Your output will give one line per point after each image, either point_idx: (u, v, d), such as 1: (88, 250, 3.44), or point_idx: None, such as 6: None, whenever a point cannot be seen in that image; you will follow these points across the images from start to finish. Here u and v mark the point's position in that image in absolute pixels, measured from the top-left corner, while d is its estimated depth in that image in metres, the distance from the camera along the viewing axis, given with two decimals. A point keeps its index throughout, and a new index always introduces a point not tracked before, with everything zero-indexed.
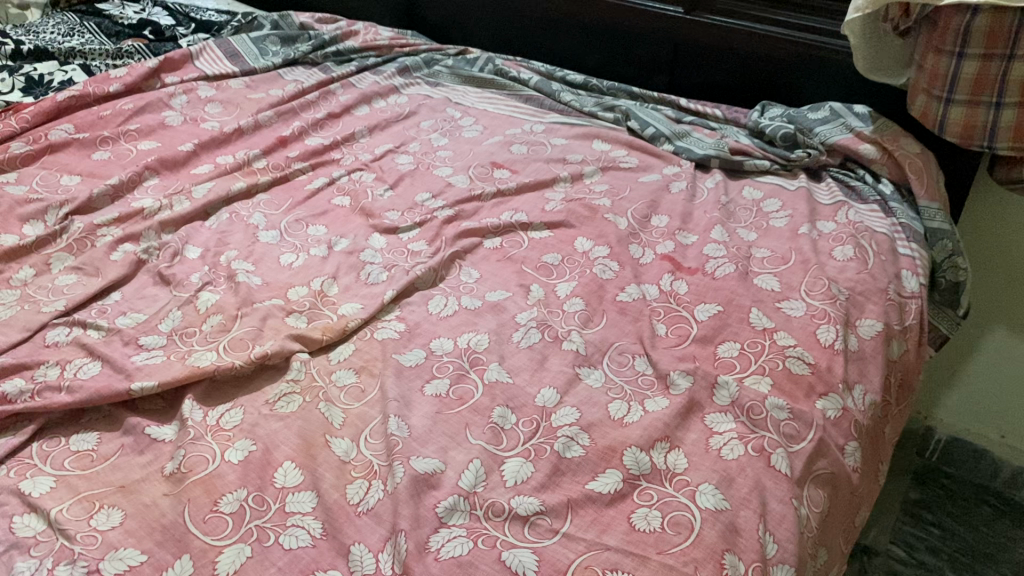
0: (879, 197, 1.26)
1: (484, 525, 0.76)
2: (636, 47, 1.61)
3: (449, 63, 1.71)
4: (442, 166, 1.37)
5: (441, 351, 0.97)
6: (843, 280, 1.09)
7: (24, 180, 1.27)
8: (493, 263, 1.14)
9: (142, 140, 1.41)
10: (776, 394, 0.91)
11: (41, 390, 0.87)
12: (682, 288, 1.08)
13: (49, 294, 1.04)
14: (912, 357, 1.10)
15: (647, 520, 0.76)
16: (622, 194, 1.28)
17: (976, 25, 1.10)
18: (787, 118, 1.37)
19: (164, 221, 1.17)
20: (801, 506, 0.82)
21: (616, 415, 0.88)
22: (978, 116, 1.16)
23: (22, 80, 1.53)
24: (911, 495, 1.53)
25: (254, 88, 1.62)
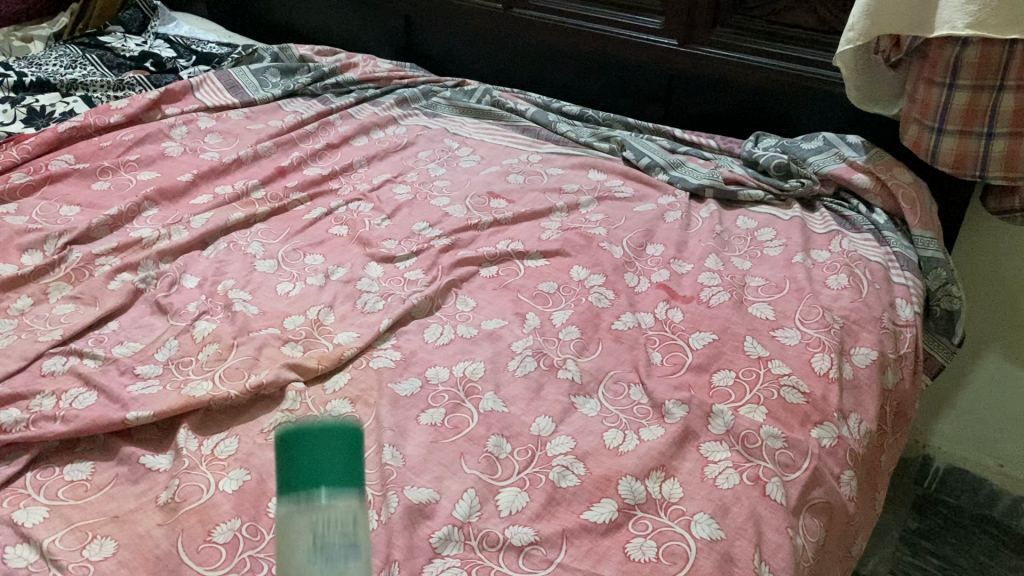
0: (873, 226, 1.27)
1: (478, 555, 0.75)
2: (632, 79, 1.62)
3: (446, 95, 1.72)
4: (439, 196, 1.38)
5: (437, 380, 0.97)
6: (837, 308, 1.09)
7: (23, 211, 1.28)
8: (489, 292, 1.14)
9: (142, 170, 1.42)
10: (771, 422, 0.92)
11: (36, 419, 0.87)
12: (677, 316, 1.09)
13: (47, 323, 1.04)
14: (907, 387, 1.10)
15: (642, 550, 0.76)
16: (618, 224, 1.29)
17: (966, 57, 1.11)
18: (780, 148, 1.38)
19: (162, 251, 1.18)
20: (797, 536, 0.82)
21: (611, 444, 0.88)
22: (969, 146, 1.17)
23: (24, 111, 1.55)
24: (910, 524, 1.52)
25: (254, 119, 1.63)
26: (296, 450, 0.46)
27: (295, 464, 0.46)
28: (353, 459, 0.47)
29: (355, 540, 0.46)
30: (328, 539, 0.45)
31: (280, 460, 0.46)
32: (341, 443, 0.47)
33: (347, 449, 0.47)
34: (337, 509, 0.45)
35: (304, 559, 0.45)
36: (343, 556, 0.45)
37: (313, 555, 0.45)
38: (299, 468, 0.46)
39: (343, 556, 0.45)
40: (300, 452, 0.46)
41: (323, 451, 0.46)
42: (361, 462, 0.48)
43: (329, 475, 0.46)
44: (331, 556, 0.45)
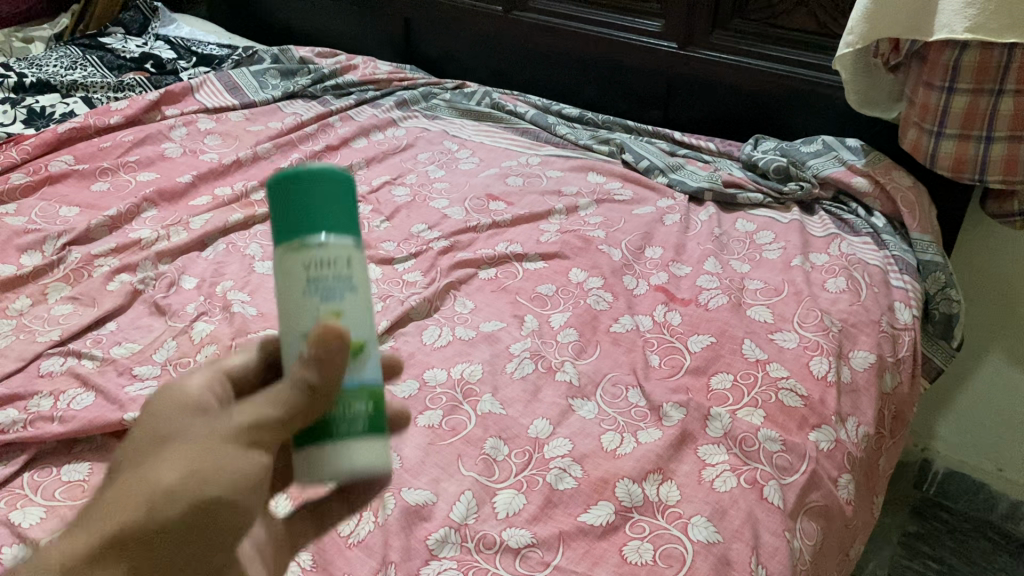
0: (872, 229, 1.27)
1: (475, 557, 0.75)
2: (631, 82, 1.63)
3: (446, 97, 1.72)
4: (438, 198, 1.38)
5: (435, 382, 0.97)
6: (836, 311, 1.09)
7: (22, 211, 1.28)
8: (488, 293, 1.14)
9: (141, 171, 1.42)
10: (768, 426, 0.92)
11: (34, 420, 0.88)
12: (676, 319, 1.09)
13: (45, 324, 1.04)
14: (905, 390, 1.10)
15: (639, 552, 0.76)
16: (617, 226, 1.29)
17: (964, 61, 1.11)
18: (779, 151, 1.39)
19: (161, 252, 1.18)
20: (795, 539, 0.82)
21: (609, 447, 0.88)
22: (968, 150, 1.17)
23: (24, 112, 1.55)
24: (909, 528, 1.52)
25: (254, 121, 1.63)
26: (289, 194, 0.49)
27: (290, 203, 0.49)
28: (344, 199, 0.51)
29: (349, 274, 0.49)
30: (323, 271, 0.48)
31: (276, 207, 0.50)
32: (332, 183, 0.50)
33: (338, 192, 0.50)
34: (333, 244, 0.49)
35: (302, 291, 0.48)
36: (338, 292, 0.49)
37: (310, 290, 0.48)
38: (292, 205, 0.49)
39: (338, 291, 0.49)
40: (293, 194, 0.49)
41: (316, 189, 0.49)
42: (351, 205, 0.51)
43: (323, 215, 0.49)
44: (329, 281, 0.48)
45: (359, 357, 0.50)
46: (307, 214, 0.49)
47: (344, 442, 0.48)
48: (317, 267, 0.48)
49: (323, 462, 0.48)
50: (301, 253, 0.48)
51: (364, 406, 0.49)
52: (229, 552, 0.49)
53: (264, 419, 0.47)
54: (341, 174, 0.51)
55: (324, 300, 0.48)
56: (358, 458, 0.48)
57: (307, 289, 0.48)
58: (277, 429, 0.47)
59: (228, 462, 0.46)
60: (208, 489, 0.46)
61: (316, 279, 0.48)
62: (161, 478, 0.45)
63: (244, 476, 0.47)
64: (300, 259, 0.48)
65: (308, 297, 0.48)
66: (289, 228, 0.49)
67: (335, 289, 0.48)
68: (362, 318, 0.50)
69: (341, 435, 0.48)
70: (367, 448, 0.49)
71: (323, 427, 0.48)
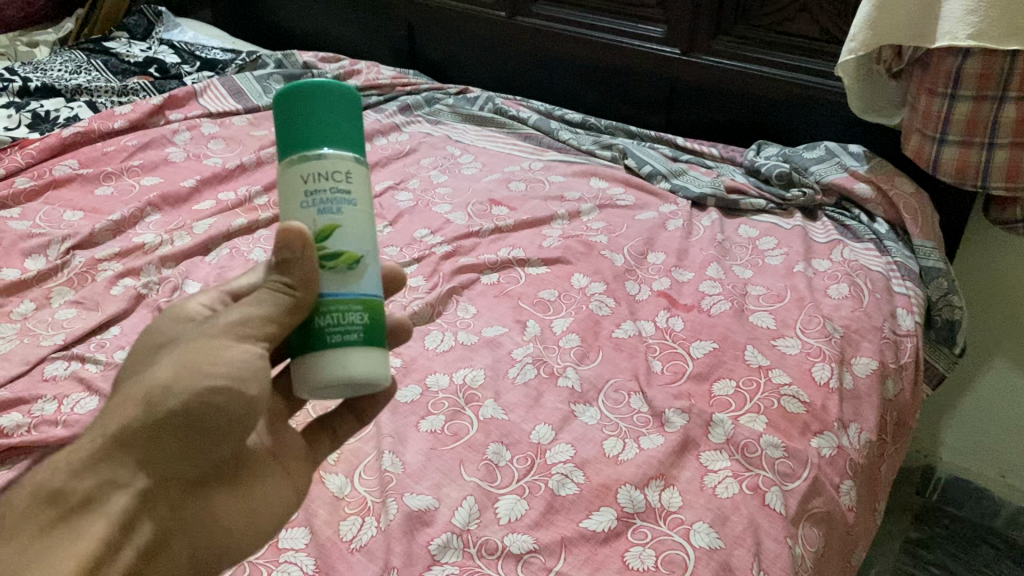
0: (874, 236, 1.27)
1: (477, 563, 0.75)
2: (634, 88, 1.63)
3: (449, 102, 1.73)
4: (441, 203, 1.39)
5: (437, 387, 0.97)
6: (838, 318, 1.09)
7: (26, 215, 1.28)
8: (490, 298, 1.14)
9: (145, 176, 1.42)
10: (771, 432, 0.92)
11: (37, 424, 0.88)
12: (678, 324, 1.09)
13: (49, 328, 1.04)
14: (908, 397, 1.10)
15: (642, 558, 0.76)
16: (619, 231, 1.29)
17: (967, 68, 1.11)
18: (782, 157, 1.39)
19: (164, 257, 1.18)
20: (796, 546, 0.82)
21: (611, 453, 0.88)
22: (971, 157, 1.17)
23: (28, 116, 1.56)
24: (911, 535, 1.52)
25: (257, 125, 1.64)
26: (294, 114, 0.56)
27: (294, 123, 0.56)
28: (345, 117, 0.57)
29: (347, 187, 0.56)
30: (321, 182, 0.55)
31: (283, 126, 0.56)
32: (334, 103, 0.56)
33: (338, 114, 0.56)
34: (331, 158, 0.55)
35: (301, 201, 0.55)
36: (332, 202, 0.55)
37: (308, 200, 0.55)
38: (296, 120, 0.56)
39: (332, 202, 0.55)
40: (298, 114, 0.56)
41: (319, 107, 0.56)
42: (355, 124, 0.58)
43: (322, 135, 0.56)
44: (325, 192, 0.55)
45: (353, 265, 0.56)
46: (309, 128, 0.56)
47: (338, 347, 0.54)
48: (315, 178, 0.55)
49: (317, 362, 0.54)
50: (302, 165, 0.55)
51: (357, 315, 0.55)
52: (230, 437, 0.57)
53: (254, 316, 0.55)
54: (346, 90, 0.58)
55: (321, 209, 0.55)
56: (348, 361, 0.54)
57: (306, 199, 0.55)
58: (265, 325, 0.55)
59: (220, 355, 0.54)
60: (203, 379, 0.53)
61: (314, 189, 0.55)
62: (160, 377, 0.53)
63: (238, 362, 0.54)
64: (302, 171, 0.55)
65: (306, 206, 0.55)
66: (293, 143, 0.56)
67: (331, 200, 0.55)
68: (359, 230, 0.56)
69: (334, 342, 0.54)
70: (359, 352, 0.55)
71: (318, 333, 0.55)
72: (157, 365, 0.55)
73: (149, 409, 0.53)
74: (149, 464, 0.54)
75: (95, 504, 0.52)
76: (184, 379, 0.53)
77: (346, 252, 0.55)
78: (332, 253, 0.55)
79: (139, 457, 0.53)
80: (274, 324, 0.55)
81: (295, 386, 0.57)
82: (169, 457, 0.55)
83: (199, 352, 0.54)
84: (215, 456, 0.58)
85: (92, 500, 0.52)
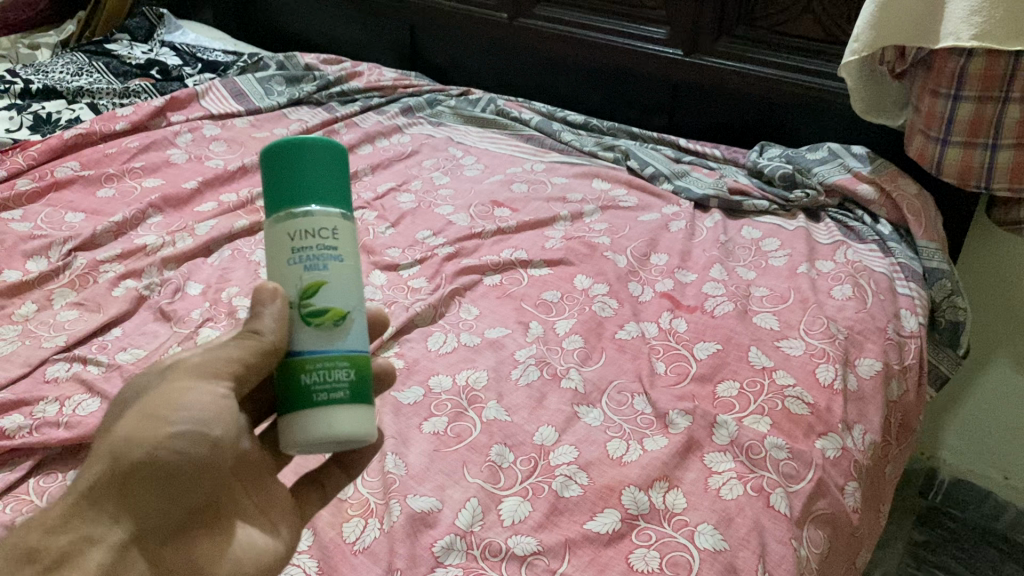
0: (877, 237, 1.26)
1: (481, 565, 0.75)
2: (636, 89, 1.63)
3: (451, 104, 1.73)
4: (443, 205, 1.38)
5: (440, 389, 0.97)
6: (842, 319, 1.09)
7: (28, 217, 1.28)
8: (492, 300, 1.14)
9: (147, 177, 1.42)
10: (775, 433, 0.91)
11: (39, 425, 0.87)
12: (681, 326, 1.08)
13: (51, 330, 1.04)
14: (912, 398, 1.10)
15: (646, 560, 0.76)
16: (621, 233, 1.29)
17: (970, 68, 1.11)
18: (785, 159, 1.38)
19: (166, 258, 1.18)
20: (801, 547, 0.81)
21: (615, 454, 0.87)
22: (974, 157, 1.17)
23: (30, 118, 1.56)
24: (916, 537, 1.52)
25: (259, 127, 1.63)
26: (280, 173, 0.56)
27: (280, 182, 0.56)
28: (331, 170, 0.57)
29: (334, 243, 0.56)
30: (308, 240, 0.55)
31: (270, 184, 0.57)
32: (320, 158, 0.57)
33: (325, 168, 0.57)
34: (317, 215, 0.55)
35: (286, 259, 0.55)
36: (318, 261, 0.55)
37: (293, 259, 0.55)
38: (284, 176, 0.56)
39: (318, 261, 0.55)
40: (283, 171, 0.56)
41: (304, 162, 0.56)
42: (343, 178, 0.58)
43: (309, 191, 0.56)
44: (312, 251, 0.55)
45: (339, 323, 0.56)
46: (296, 184, 0.56)
47: (322, 406, 0.54)
48: (301, 236, 0.55)
49: (302, 421, 0.54)
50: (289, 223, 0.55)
51: (343, 370, 0.55)
52: (205, 481, 0.56)
53: (220, 358, 0.56)
54: (333, 146, 0.58)
55: (308, 266, 0.55)
56: (337, 418, 0.54)
57: (295, 256, 0.55)
58: (230, 363, 0.55)
59: (183, 401, 0.54)
60: (164, 424, 0.53)
61: (300, 247, 0.55)
62: (121, 430, 0.54)
63: (203, 402, 0.54)
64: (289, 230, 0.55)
65: (295, 263, 0.55)
66: (279, 200, 0.56)
67: (318, 257, 0.55)
68: (347, 286, 0.56)
69: (321, 400, 0.54)
70: (346, 410, 0.55)
71: (303, 391, 0.54)
72: (121, 420, 0.55)
73: (113, 461, 0.53)
74: (126, 513, 0.54)
75: (72, 562, 0.52)
76: (146, 427, 0.53)
77: (333, 311, 0.55)
78: (320, 311, 0.55)
79: (111, 509, 0.53)
80: (240, 365, 0.55)
81: (284, 443, 0.56)
82: (143, 506, 0.54)
83: (160, 400, 0.54)
84: (196, 504, 0.56)
85: (69, 557, 0.52)
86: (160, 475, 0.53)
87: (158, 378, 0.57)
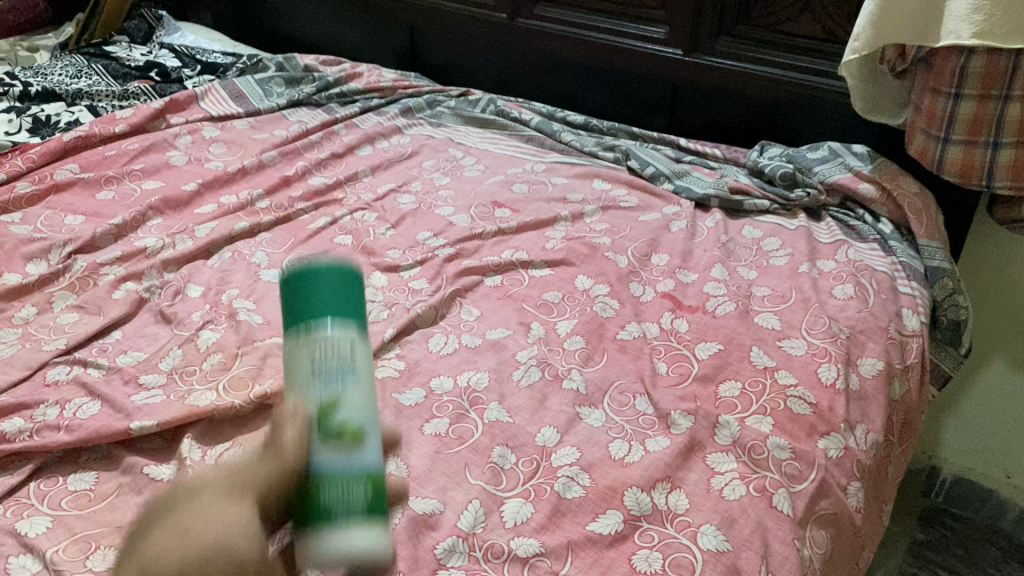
0: (879, 236, 1.26)
1: (484, 567, 0.75)
2: (636, 89, 1.63)
3: (451, 104, 1.72)
4: (444, 206, 1.38)
5: (441, 390, 0.96)
6: (843, 319, 1.09)
7: (28, 220, 1.27)
8: (493, 301, 1.14)
9: (147, 179, 1.41)
10: (777, 433, 0.91)
11: (40, 429, 0.87)
12: (683, 326, 1.08)
13: (51, 333, 1.04)
14: (914, 398, 1.10)
15: (648, 561, 0.76)
16: (622, 233, 1.29)
17: (970, 67, 1.11)
18: (786, 158, 1.38)
19: (166, 260, 1.17)
20: (804, 548, 0.81)
21: (616, 455, 0.87)
22: (975, 156, 1.17)
23: (29, 120, 1.56)
24: (917, 536, 1.52)
25: (258, 129, 1.63)
26: (298, 292, 0.58)
27: (298, 300, 0.58)
28: (344, 295, 0.59)
29: (348, 362, 0.56)
30: (326, 356, 0.55)
31: (288, 303, 0.58)
32: (331, 281, 0.59)
33: (340, 288, 0.59)
34: (334, 334, 0.56)
35: (306, 378, 0.55)
36: (338, 376, 0.55)
37: (313, 375, 0.55)
38: (298, 306, 0.58)
39: (338, 376, 0.55)
40: (301, 290, 0.58)
41: (322, 285, 0.58)
42: (359, 301, 0.60)
43: (328, 310, 0.57)
44: (324, 369, 0.55)
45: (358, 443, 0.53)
46: (311, 307, 0.57)
47: (340, 527, 0.50)
48: (318, 356, 0.55)
49: (319, 541, 0.50)
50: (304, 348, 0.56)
51: (363, 489, 0.52)
52: None
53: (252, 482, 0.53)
54: (347, 270, 0.60)
55: (323, 384, 0.54)
56: (356, 538, 0.50)
57: (310, 376, 0.55)
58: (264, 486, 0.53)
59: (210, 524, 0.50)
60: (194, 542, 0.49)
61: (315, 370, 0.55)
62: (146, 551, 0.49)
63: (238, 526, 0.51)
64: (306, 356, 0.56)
65: (311, 386, 0.55)
66: (298, 320, 0.57)
67: (331, 376, 0.55)
68: (363, 403, 0.55)
69: (340, 519, 0.50)
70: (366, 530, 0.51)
71: (319, 509, 0.51)
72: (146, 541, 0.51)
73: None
74: None
75: None
76: (173, 547, 0.49)
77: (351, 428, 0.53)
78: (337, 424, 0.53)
79: None
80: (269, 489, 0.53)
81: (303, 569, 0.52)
82: None
83: (191, 520, 0.50)
84: None
85: None
86: (198, 552, 0.49)
87: (189, 494, 0.53)
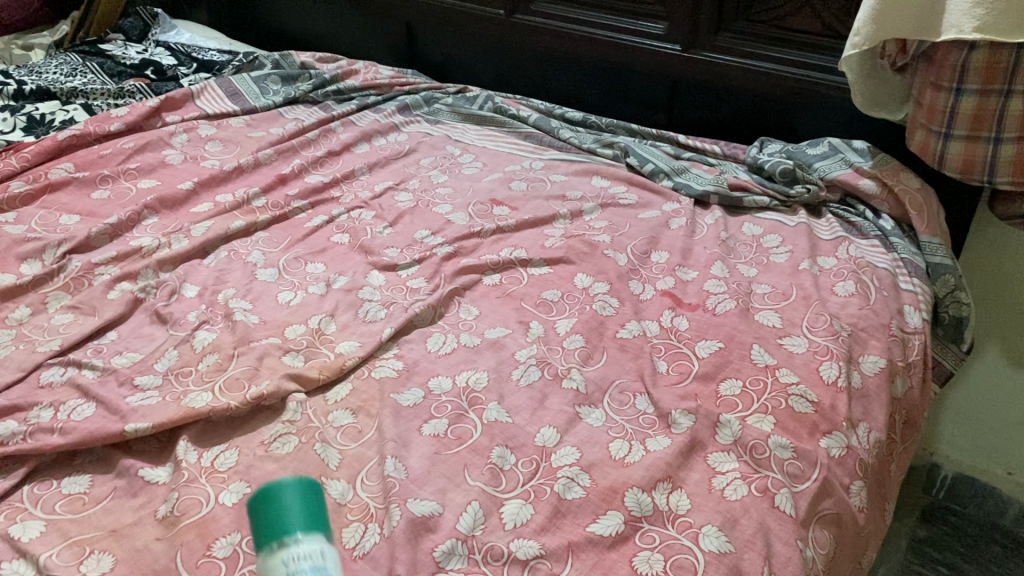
0: (880, 232, 1.25)
1: (484, 569, 0.74)
2: (635, 85, 1.61)
3: (449, 101, 1.71)
4: (441, 204, 1.37)
5: (440, 390, 0.96)
6: (845, 316, 1.08)
7: (22, 219, 1.26)
8: (492, 300, 1.13)
9: (142, 178, 1.40)
10: (779, 432, 0.90)
11: (33, 431, 0.86)
12: (683, 324, 1.07)
13: (45, 334, 1.03)
14: (916, 395, 1.09)
15: (650, 563, 0.75)
16: (622, 231, 1.28)
17: (972, 61, 1.10)
18: (785, 154, 1.37)
19: (162, 260, 1.16)
20: (807, 548, 0.80)
21: (617, 455, 0.86)
22: (977, 151, 1.16)
23: (23, 119, 1.54)
24: (918, 533, 1.51)
25: (254, 127, 1.62)
26: (263, 504, 0.61)
27: (262, 513, 0.60)
28: (310, 502, 0.62)
29: (320, 565, 0.59)
30: (296, 564, 0.58)
31: (254, 518, 0.61)
32: (295, 492, 0.62)
33: (306, 494, 0.62)
34: (303, 541, 0.59)
35: None
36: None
37: None
38: (266, 520, 0.60)
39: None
40: (263, 503, 0.61)
41: (283, 498, 0.61)
42: (320, 506, 0.62)
43: (295, 518, 0.60)
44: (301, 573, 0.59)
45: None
46: (277, 519, 0.60)
47: None
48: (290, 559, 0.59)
49: None
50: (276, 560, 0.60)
51: None
52: None
53: None
54: (308, 482, 0.64)
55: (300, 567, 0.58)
56: None
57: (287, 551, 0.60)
58: None
59: None
60: None
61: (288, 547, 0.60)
62: None
63: None
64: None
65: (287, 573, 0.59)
66: (265, 535, 0.59)
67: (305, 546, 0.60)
68: None
69: None
70: None
71: None
72: None
73: None
74: None
75: None
76: None
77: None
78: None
79: None
80: None
81: None
82: None
83: None
84: None
85: None
86: None
87: None
